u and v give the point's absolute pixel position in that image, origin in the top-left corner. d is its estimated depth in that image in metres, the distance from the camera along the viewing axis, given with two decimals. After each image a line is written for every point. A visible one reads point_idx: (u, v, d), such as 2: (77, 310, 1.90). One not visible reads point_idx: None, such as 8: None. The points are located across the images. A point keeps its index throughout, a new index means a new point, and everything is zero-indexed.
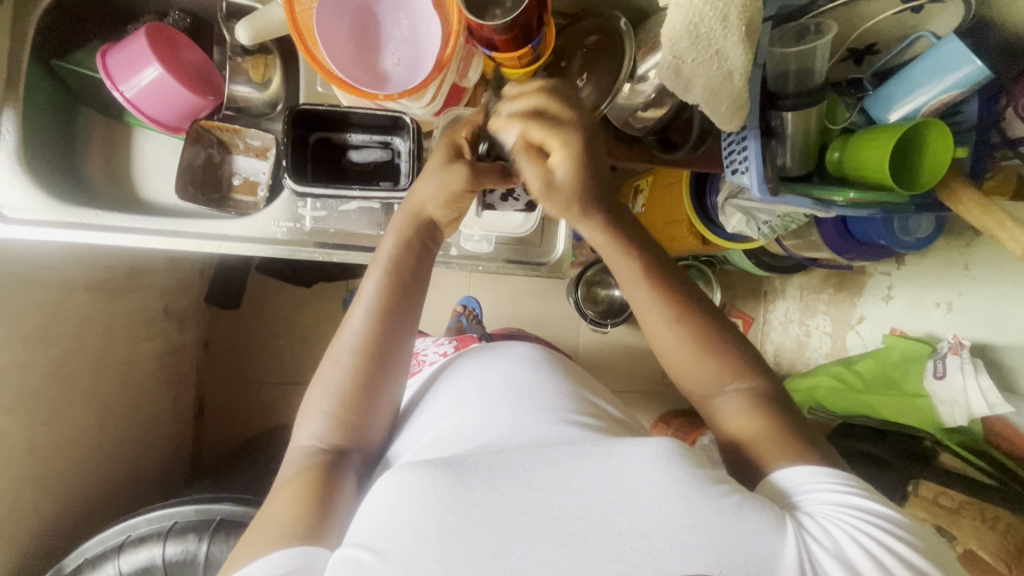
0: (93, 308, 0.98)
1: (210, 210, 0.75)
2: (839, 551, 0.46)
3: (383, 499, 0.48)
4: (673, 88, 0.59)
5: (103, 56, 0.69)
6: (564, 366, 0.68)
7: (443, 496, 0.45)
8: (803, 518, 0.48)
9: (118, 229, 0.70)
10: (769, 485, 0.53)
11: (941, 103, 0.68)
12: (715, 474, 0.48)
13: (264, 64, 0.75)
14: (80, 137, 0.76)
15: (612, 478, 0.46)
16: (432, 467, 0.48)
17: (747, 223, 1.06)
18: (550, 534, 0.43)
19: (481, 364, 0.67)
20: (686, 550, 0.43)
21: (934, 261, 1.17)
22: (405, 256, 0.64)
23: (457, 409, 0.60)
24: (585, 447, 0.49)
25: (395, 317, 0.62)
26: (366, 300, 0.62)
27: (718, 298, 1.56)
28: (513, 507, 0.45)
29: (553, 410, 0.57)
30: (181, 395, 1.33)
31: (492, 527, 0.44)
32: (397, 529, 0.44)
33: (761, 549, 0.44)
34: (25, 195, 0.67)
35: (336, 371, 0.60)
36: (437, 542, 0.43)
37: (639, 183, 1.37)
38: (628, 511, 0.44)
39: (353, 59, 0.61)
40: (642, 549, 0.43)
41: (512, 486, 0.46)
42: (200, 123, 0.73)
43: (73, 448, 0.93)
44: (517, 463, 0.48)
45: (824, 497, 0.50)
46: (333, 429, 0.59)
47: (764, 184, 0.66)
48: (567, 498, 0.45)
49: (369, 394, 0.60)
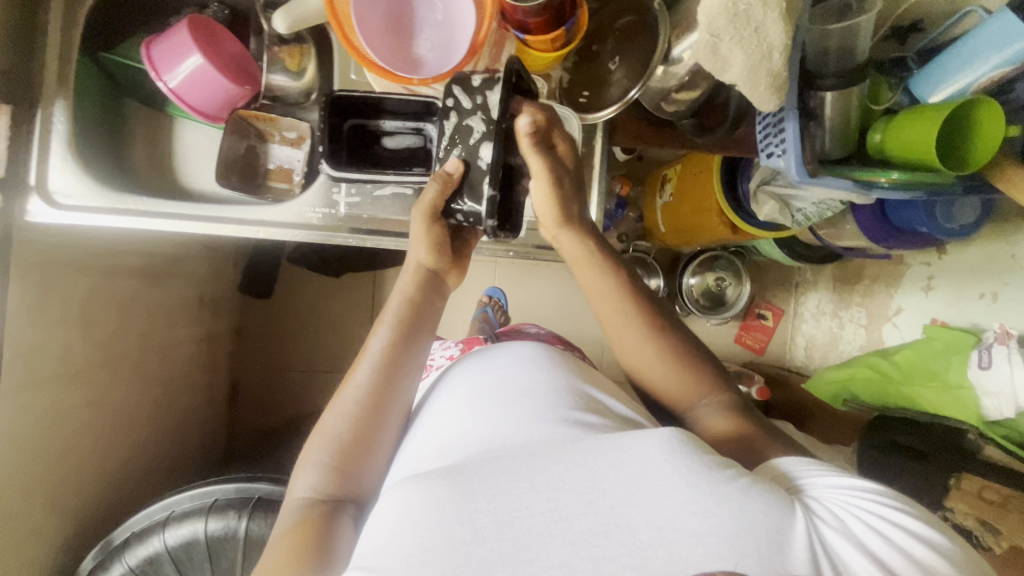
0: (139, 295, 1.01)
1: (251, 195, 0.79)
2: (845, 529, 0.49)
3: (391, 509, 0.51)
4: (709, 68, 0.58)
5: (147, 46, 0.70)
6: (568, 362, 0.69)
7: (447, 505, 0.48)
8: (808, 500, 0.52)
9: (162, 214, 0.71)
10: (770, 469, 0.58)
11: (991, 82, 0.66)
12: (721, 461, 0.52)
13: (300, 53, 0.75)
14: (126, 127, 0.79)
15: (618, 471, 0.50)
16: (435, 476, 0.51)
17: (782, 211, 1.07)
18: (560, 536, 0.47)
19: (480, 364, 0.68)
20: (694, 537, 0.47)
21: (979, 249, 1.13)
22: (408, 311, 0.66)
23: (459, 416, 0.61)
24: (587, 445, 0.51)
25: (401, 353, 0.65)
26: (372, 354, 0.65)
27: (749, 289, 1.56)
28: (519, 510, 0.48)
29: (554, 409, 0.58)
30: (216, 381, 1.37)
31: (500, 533, 0.47)
32: (404, 544, 0.48)
33: (772, 533, 0.47)
34: (77, 182, 0.69)
35: (339, 425, 0.63)
36: (447, 552, 0.47)
37: (666, 173, 1.38)
38: (634, 506, 0.48)
39: (388, 46, 0.62)
40: (654, 541, 0.46)
41: (516, 488, 0.49)
42: (239, 112, 0.76)
43: (120, 427, 0.98)
44: (517, 466, 0.51)
45: (826, 479, 0.54)
46: (329, 480, 0.61)
47: (802, 166, 0.65)
48: (572, 497, 0.49)
49: (368, 442, 0.63)
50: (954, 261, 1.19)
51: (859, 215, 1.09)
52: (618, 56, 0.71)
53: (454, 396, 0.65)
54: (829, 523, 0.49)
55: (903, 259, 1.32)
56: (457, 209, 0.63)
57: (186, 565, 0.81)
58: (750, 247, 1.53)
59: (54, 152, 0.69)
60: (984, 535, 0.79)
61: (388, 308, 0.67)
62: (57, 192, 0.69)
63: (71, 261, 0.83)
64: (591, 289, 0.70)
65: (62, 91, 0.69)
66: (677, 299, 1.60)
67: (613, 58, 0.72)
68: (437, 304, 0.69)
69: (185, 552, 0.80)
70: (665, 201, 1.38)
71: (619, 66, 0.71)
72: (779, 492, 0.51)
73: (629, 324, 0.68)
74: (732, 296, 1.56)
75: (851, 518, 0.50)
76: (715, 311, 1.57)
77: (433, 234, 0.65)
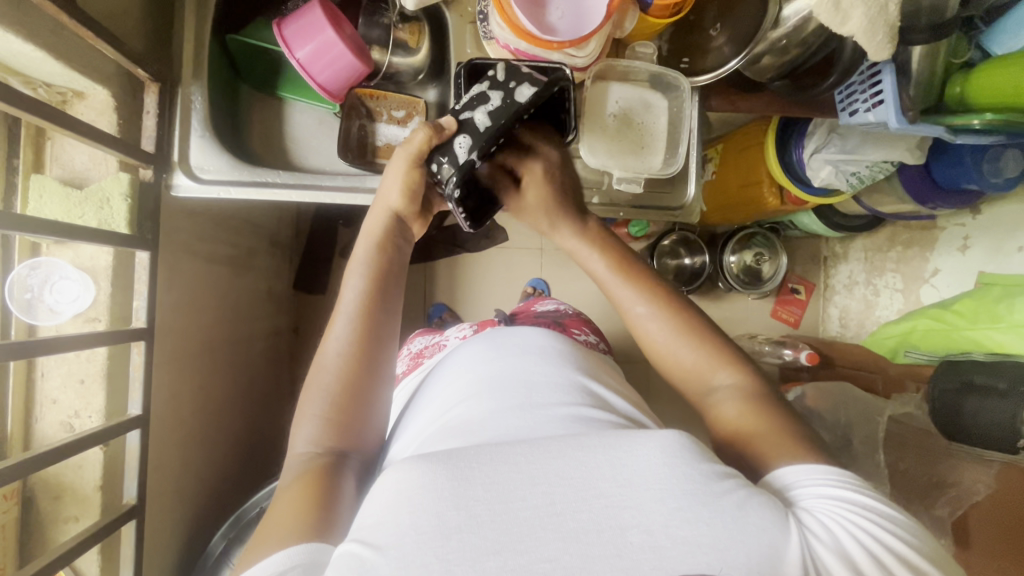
0: (228, 282, 1.02)
1: (367, 172, 0.81)
2: (838, 547, 0.45)
3: (382, 496, 0.45)
4: (829, 21, 0.63)
5: (278, 26, 0.73)
6: (575, 355, 0.72)
7: (444, 490, 0.43)
8: (800, 513, 0.47)
9: (297, 186, 0.73)
10: (767, 483, 0.54)
11: None
12: (720, 469, 0.46)
13: (418, 30, 0.78)
14: (241, 111, 0.82)
15: (615, 471, 0.44)
16: (432, 459, 0.45)
17: (836, 175, 1.14)
18: (552, 530, 0.41)
19: (488, 353, 0.71)
20: (688, 546, 0.41)
21: (1015, 205, 1.22)
22: (379, 256, 0.66)
23: (464, 405, 0.62)
24: (589, 438, 0.47)
25: (377, 309, 0.63)
26: (348, 305, 0.63)
27: (786, 262, 1.63)
28: (514, 501, 0.42)
29: (556, 405, 0.59)
30: (280, 377, 1.38)
31: (493, 522, 0.41)
32: (397, 524, 0.42)
33: (767, 546, 0.42)
34: (215, 157, 0.71)
35: (325, 375, 0.60)
36: (438, 538, 0.40)
37: (710, 152, 1.45)
38: (628, 506, 0.42)
39: (529, 13, 0.66)
40: (644, 545, 0.40)
41: (512, 478, 0.44)
42: (356, 92, 0.79)
43: (221, 414, 0.99)
44: (518, 453, 0.46)
45: (821, 491, 0.49)
46: (328, 433, 0.58)
47: (901, 114, 0.72)
48: (569, 492, 0.43)
49: (360, 401, 0.60)
50: (990, 219, 1.27)
51: (905, 172, 1.17)
52: (719, 22, 0.76)
53: (454, 386, 0.68)
54: (822, 538, 0.45)
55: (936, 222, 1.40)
56: (436, 159, 0.66)
57: None
58: (785, 222, 1.60)
59: (193, 131, 0.71)
60: None
61: (358, 256, 0.66)
62: (198, 167, 0.71)
63: (188, 242, 0.85)
64: (586, 260, 0.73)
65: (197, 72, 0.71)
66: (717, 276, 1.66)
67: (714, 25, 0.77)
68: (405, 248, 0.68)
69: None
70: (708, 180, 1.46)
71: (720, 32, 0.76)
72: (772, 503, 0.45)
73: (620, 287, 0.70)
74: (768, 271, 1.64)
75: (844, 536, 0.45)
76: (754, 286, 1.63)
77: (412, 176, 0.67)
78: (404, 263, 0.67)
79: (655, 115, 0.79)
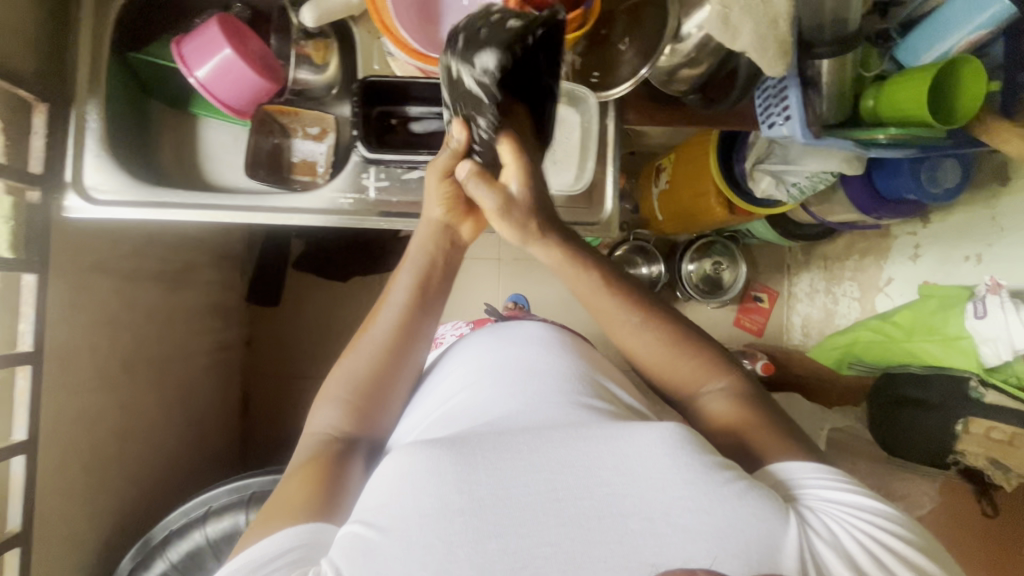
0: (161, 298, 1.02)
1: (279, 188, 0.81)
2: (836, 543, 0.52)
3: (395, 479, 0.53)
4: (721, 39, 0.62)
5: (177, 44, 0.73)
6: (574, 344, 0.75)
7: (449, 475, 0.51)
8: (803, 512, 0.54)
9: (196, 205, 0.73)
10: (766, 475, 0.59)
11: (971, 43, 0.72)
12: (721, 462, 0.54)
13: (325, 47, 0.77)
14: (152, 127, 0.81)
15: (619, 466, 0.53)
16: (439, 445, 0.53)
17: (777, 186, 1.13)
18: (554, 516, 0.50)
19: (492, 338, 0.74)
20: (684, 533, 0.50)
21: (962, 215, 1.20)
22: (422, 254, 0.71)
23: (465, 390, 0.66)
24: (591, 432, 0.55)
25: (413, 314, 0.69)
26: (398, 296, 0.69)
27: (745, 271, 1.62)
28: (513, 485, 0.52)
29: (562, 393, 0.63)
30: (230, 390, 1.37)
31: (496, 506, 0.50)
32: (408, 514, 0.50)
33: (762, 536, 0.50)
34: (112, 176, 0.71)
35: (370, 351, 0.68)
36: (444, 519, 0.49)
37: (662, 163, 1.44)
38: (630, 496, 0.51)
39: (420, 31, 0.66)
40: (643, 531, 0.50)
41: (515, 464, 0.53)
42: (265, 108, 0.79)
43: (150, 432, 0.97)
44: (522, 444, 0.54)
45: (823, 492, 0.56)
46: (347, 416, 0.65)
47: (806, 128, 0.71)
48: (570, 481, 0.52)
49: (391, 379, 0.68)
50: (939, 228, 1.26)
51: (849, 183, 1.15)
52: (628, 36, 0.75)
53: (454, 374, 0.70)
54: (821, 536, 0.52)
55: (890, 231, 1.39)
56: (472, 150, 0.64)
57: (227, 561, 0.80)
58: (743, 231, 1.59)
59: (88, 150, 0.70)
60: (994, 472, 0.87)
61: (410, 256, 0.71)
62: (92, 187, 0.70)
63: (106, 259, 0.85)
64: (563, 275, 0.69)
65: (94, 90, 0.71)
66: (677, 285, 1.65)
67: (623, 38, 0.76)
68: (455, 254, 0.72)
69: (227, 543, 0.79)
70: (661, 189, 1.44)
71: (629, 46, 0.75)
72: (778, 500, 0.53)
73: (609, 302, 0.69)
74: (728, 280, 1.62)
75: (843, 533, 0.52)
76: (713, 295, 1.62)
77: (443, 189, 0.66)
78: (456, 266, 0.73)
79: (566, 130, 0.78)
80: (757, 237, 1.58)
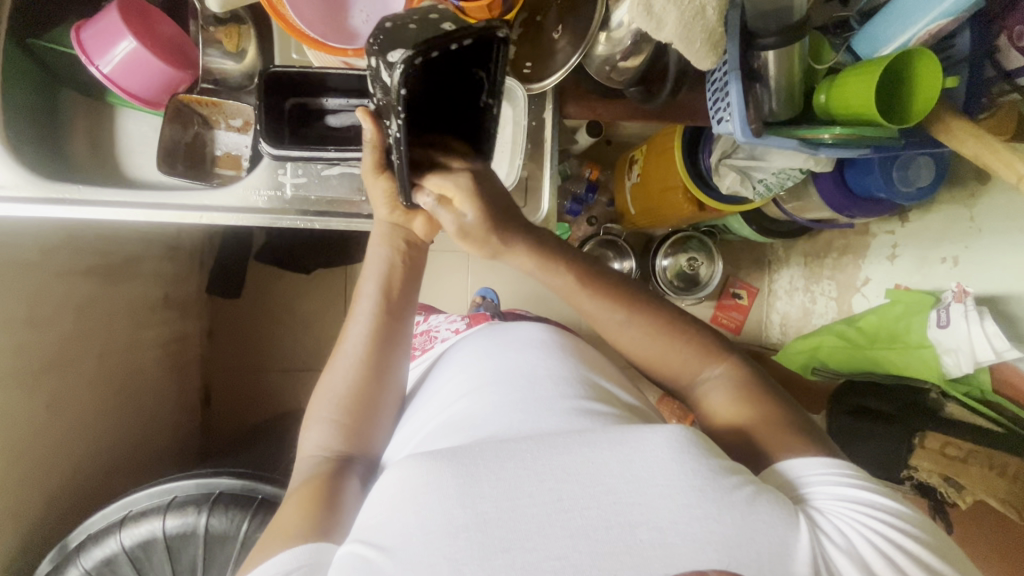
0: (93, 293, 0.99)
1: (197, 182, 0.76)
2: (852, 549, 0.45)
3: (391, 495, 0.46)
4: (644, 27, 0.58)
5: (78, 31, 0.69)
6: (573, 347, 0.67)
7: (450, 489, 0.43)
8: (812, 513, 0.47)
9: (99, 202, 0.69)
10: (773, 473, 0.52)
11: (930, 34, 0.65)
12: (727, 464, 0.46)
13: (238, 33, 0.73)
14: (64, 118, 0.77)
15: (623, 467, 0.44)
16: (438, 456, 0.46)
17: (743, 183, 1.06)
18: (560, 527, 0.42)
19: (490, 343, 0.67)
20: (697, 542, 0.41)
21: (940, 214, 1.14)
22: (392, 264, 0.65)
23: (464, 397, 0.59)
24: (595, 434, 0.46)
25: (383, 321, 0.64)
26: (364, 313, 0.64)
27: (722, 267, 1.57)
28: (521, 498, 0.43)
29: (563, 396, 0.55)
30: (187, 383, 1.35)
31: (501, 520, 0.42)
32: (405, 525, 0.43)
33: (774, 543, 0.43)
34: (8, 171, 0.67)
35: (340, 377, 0.62)
36: (446, 537, 0.41)
37: (634, 154, 1.38)
38: (638, 502, 0.42)
39: (322, 17, 0.61)
40: (654, 542, 0.41)
41: (519, 475, 0.44)
42: (179, 98, 0.73)
43: (81, 430, 0.95)
44: (523, 450, 0.45)
45: (831, 489, 0.49)
46: (338, 435, 0.59)
47: (747, 126, 0.66)
48: (577, 489, 0.43)
49: (374, 395, 0.62)
50: (917, 227, 1.20)
51: (820, 180, 1.09)
52: (561, 24, 0.70)
53: (454, 380, 0.64)
54: (834, 541, 0.45)
55: (869, 228, 1.33)
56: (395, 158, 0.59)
57: (146, 565, 0.78)
58: (720, 226, 1.54)
59: None
60: (948, 490, 0.83)
61: (372, 266, 0.66)
62: None
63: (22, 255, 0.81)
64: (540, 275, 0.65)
65: None
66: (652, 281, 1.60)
67: (557, 26, 0.70)
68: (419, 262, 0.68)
69: (143, 550, 0.77)
70: (632, 182, 1.38)
71: (563, 34, 0.70)
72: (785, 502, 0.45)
73: (585, 299, 0.64)
74: (704, 276, 1.55)
75: (857, 538, 0.45)
76: (688, 291, 1.57)
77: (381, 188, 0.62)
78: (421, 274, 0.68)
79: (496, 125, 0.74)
80: (734, 233, 1.52)
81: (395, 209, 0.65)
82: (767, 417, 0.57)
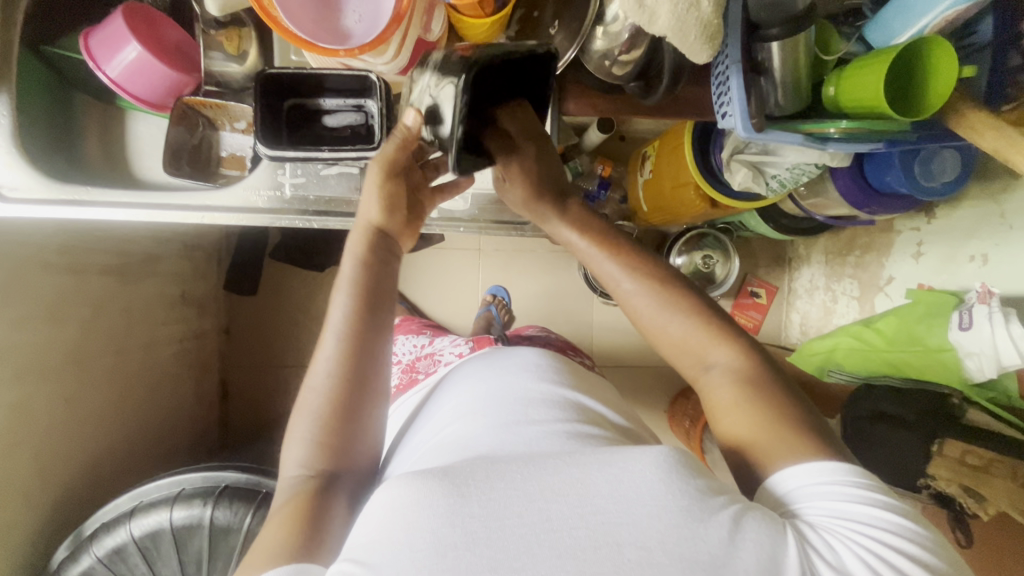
0: (110, 291, 1.02)
1: (200, 181, 0.78)
2: (847, 567, 0.41)
3: (378, 511, 0.43)
4: (637, 20, 0.57)
5: (85, 38, 0.71)
6: (570, 372, 0.66)
7: (439, 506, 0.41)
8: (801, 528, 0.43)
9: (106, 203, 0.71)
10: (767, 492, 0.49)
11: (948, 20, 0.62)
12: (713, 486, 0.43)
13: (239, 36, 0.73)
14: (78, 122, 0.80)
15: (612, 487, 0.41)
16: (429, 475, 0.44)
17: (755, 178, 1.02)
18: (549, 548, 0.39)
19: (485, 370, 0.65)
20: (685, 562, 0.38)
21: (968, 211, 1.08)
22: (366, 273, 0.62)
23: (457, 421, 0.58)
24: (582, 455, 0.44)
25: (365, 334, 0.60)
26: (334, 326, 0.60)
27: (739, 266, 1.53)
28: (509, 518, 0.40)
29: (552, 421, 0.54)
30: (204, 378, 1.39)
31: (489, 539, 0.40)
32: (389, 537, 0.41)
33: (764, 562, 0.39)
34: (23, 175, 0.70)
35: (315, 396, 0.58)
36: (432, 556, 0.39)
37: (647, 150, 1.35)
38: (625, 522, 0.40)
39: (314, 18, 0.61)
40: (642, 562, 0.38)
41: (509, 494, 0.42)
42: (183, 100, 0.75)
43: (99, 424, 0.99)
44: (514, 471, 0.44)
45: (824, 505, 0.45)
46: (319, 453, 0.57)
47: (748, 120, 0.64)
48: (564, 508, 0.41)
49: (351, 413, 0.58)
50: (944, 224, 1.15)
51: (837, 176, 1.04)
52: (557, 20, 0.70)
53: (450, 408, 0.62)
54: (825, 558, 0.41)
55: (893, 225, 1.27)
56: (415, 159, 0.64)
57: (155, 555, 0.81)
58: (737, 223, 1.49)
59: None
60: (968, 500, 0.82)
61: (343, 276, 0.63)
62: (4, 185, 0.70)
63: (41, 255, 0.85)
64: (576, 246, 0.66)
65: None
66: None
67: (553, 23, 0.71)
68: (392, 265, 0.64)
69: (151, 540, 0.80)
70: (645, 178, 1.35)
71: (559, 30, 0.70)
72: (769, 517, 0.43)
73: (606, 262, 0.63)
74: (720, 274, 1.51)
75: (852, 556, 0.42)
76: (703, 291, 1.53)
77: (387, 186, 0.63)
78: (395, 279, 0.64)
79: None
80: (752, 230, 1.47)
81: (389, 214, 0.64)
82: (766, 421, 0.53)
